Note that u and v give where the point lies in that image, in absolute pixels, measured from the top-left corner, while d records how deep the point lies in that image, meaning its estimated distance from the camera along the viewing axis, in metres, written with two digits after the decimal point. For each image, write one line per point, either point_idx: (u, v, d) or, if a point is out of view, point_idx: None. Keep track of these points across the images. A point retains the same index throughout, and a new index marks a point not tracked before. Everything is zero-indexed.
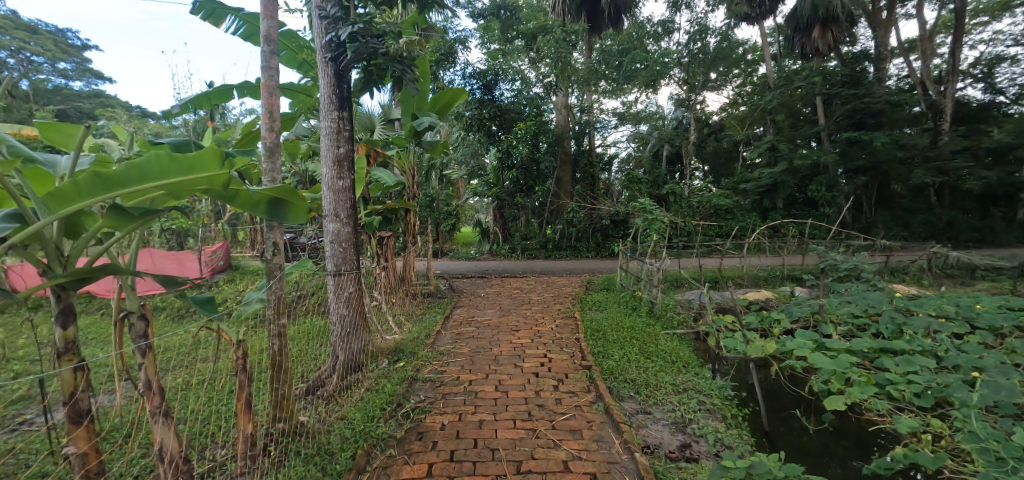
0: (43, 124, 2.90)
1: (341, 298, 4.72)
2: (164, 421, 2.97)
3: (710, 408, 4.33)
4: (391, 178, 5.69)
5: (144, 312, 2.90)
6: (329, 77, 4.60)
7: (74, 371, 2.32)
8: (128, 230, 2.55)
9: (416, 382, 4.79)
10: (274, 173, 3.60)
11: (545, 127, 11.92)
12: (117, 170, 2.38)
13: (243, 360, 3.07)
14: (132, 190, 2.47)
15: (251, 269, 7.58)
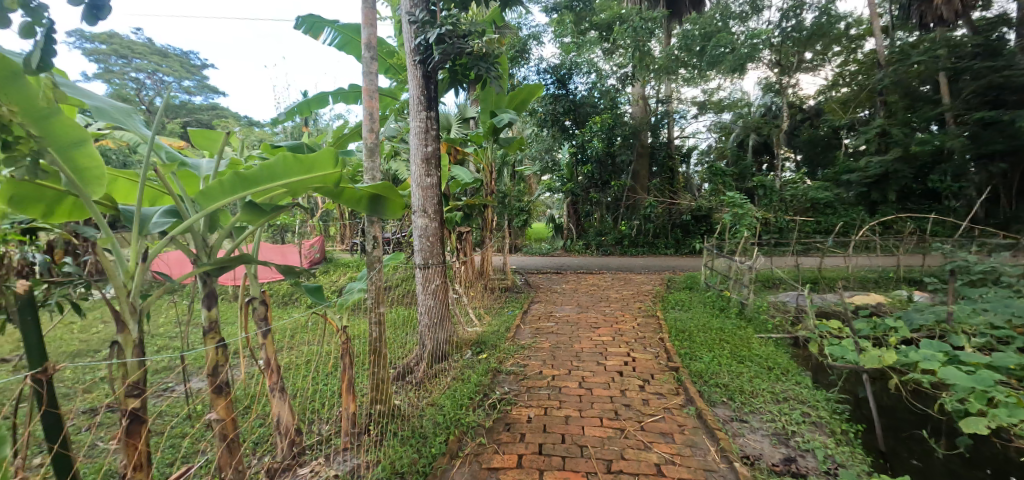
0: (193, 131, 3.38)
1: (428, 290, 4.96)
2: (283, 395, 3.40)
3: (817, 421, 3.95)
4: (467, 175, 5.80)
5: (264, 299, 3.27)
6: (418, 79, 4.84)
7: (216, 348, 2.68)
8: (259, 223, 2.90)
9: (500, 374, 4.91)
10: (375, 171, 3.87)
11: (621, 120, 11.60)
12: (252, 171, 2.73)
13: (346, 343, 3.38)
14: (262, 188, 2.82)
15: (344, 261, 8.25)
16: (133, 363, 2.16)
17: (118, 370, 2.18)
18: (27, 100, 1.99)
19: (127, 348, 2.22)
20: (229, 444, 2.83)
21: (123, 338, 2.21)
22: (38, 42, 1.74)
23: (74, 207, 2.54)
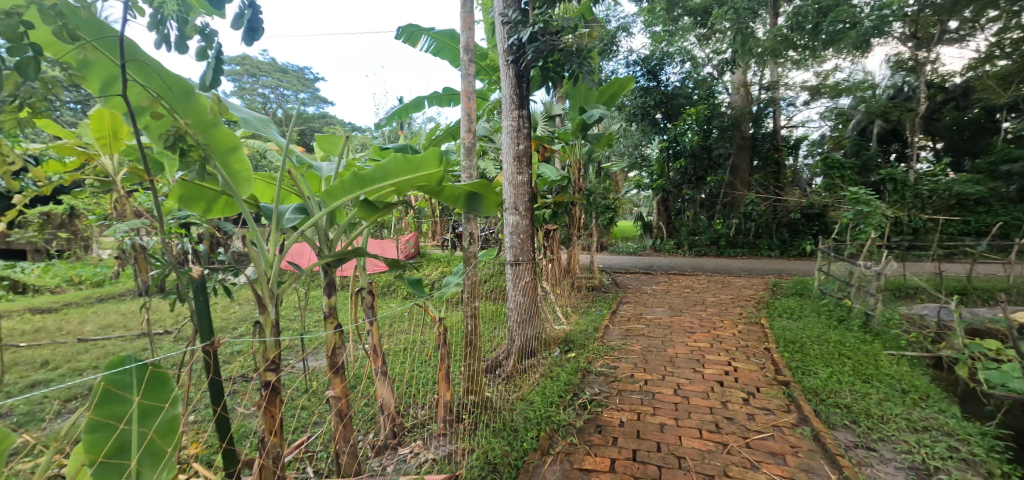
0: (317, 136, 3.64)
1: (518, 287, 4.87)
2: (386, 376, 3.49)
3: (969, 458, 3.32)
4: (554, 173, 5.78)
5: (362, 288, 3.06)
6: (511, 78, 4.87)
7: (334, 332, 2.83)
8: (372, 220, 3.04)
9: (590, 374, 4.75)
10: (470, 170, 3.87)
11: (718, 110, 10.81)
12: (368, 173, 2.89)
13: (443, 334, 3.48)
14: (376, 188, 2.97)
15: (436, 256, 8.62)
16: (270, 341, 2.32)
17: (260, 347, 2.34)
18: (195, 114, 2.32)
19: (266, 328, 2.37)
20: (344, 421, 2.93)
21: (262, 319, 2.38)
22: (209, 65, 2.00)
23: (226, 203, 2.96)
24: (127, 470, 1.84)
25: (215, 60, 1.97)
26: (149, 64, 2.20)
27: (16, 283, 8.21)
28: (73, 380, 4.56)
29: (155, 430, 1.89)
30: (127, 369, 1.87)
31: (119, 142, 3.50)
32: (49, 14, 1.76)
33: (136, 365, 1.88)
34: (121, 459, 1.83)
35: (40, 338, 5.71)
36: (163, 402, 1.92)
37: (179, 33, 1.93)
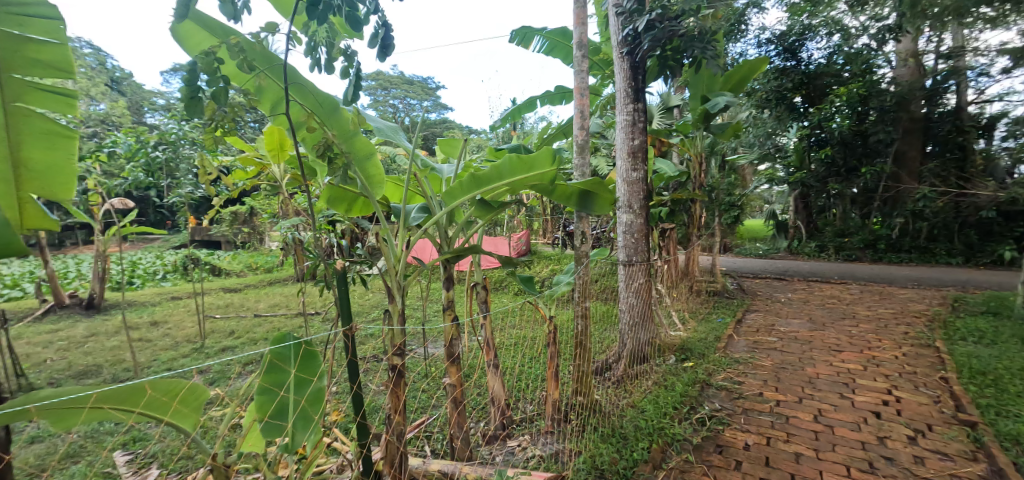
0: (438, 142, 3.43)
1: (630, 288, 4.35)
2: (496, 369, 3.25)
3: None
4: (670, 169, 5.38)
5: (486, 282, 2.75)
6: (625, 71, 4.37)
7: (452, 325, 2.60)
8: (488, 218, 2.67)
9: (709, 387, 4.24)
10: (584, 167, 3.25)
11: (878, 88, 9.16)
12: (484, 173, 2.51)
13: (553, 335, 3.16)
14: (491, 187, 2.59)
15: (547, 255, 8.50)
16: (397, 328, 2.24)
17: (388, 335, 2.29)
18: (339, 126, 2.47)
19: (394, 317, 2.32)
20: (458, 405, 2.75)
21: (391, 309, 2.33)
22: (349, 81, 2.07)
23: (364, 203, 3.12)
24: (284, 431, 1.98)
25: (355, 78, 2.04)
26: (303, 85, 2.36)
27: (213, 267, 9.84)
28: (251, 348, 5.02)
29: (306, 398, 2.04)
30: (288, 343, 2.06)
31: (285, 152, 4.03)
32: (234, 50, 1.97)
33: (294, 342, 2.06)
34: (280, 422, 1.98)
35: (229, 311, 6.70)
36: (314, 373, 2.08)
37: (327, 57, 2.02)
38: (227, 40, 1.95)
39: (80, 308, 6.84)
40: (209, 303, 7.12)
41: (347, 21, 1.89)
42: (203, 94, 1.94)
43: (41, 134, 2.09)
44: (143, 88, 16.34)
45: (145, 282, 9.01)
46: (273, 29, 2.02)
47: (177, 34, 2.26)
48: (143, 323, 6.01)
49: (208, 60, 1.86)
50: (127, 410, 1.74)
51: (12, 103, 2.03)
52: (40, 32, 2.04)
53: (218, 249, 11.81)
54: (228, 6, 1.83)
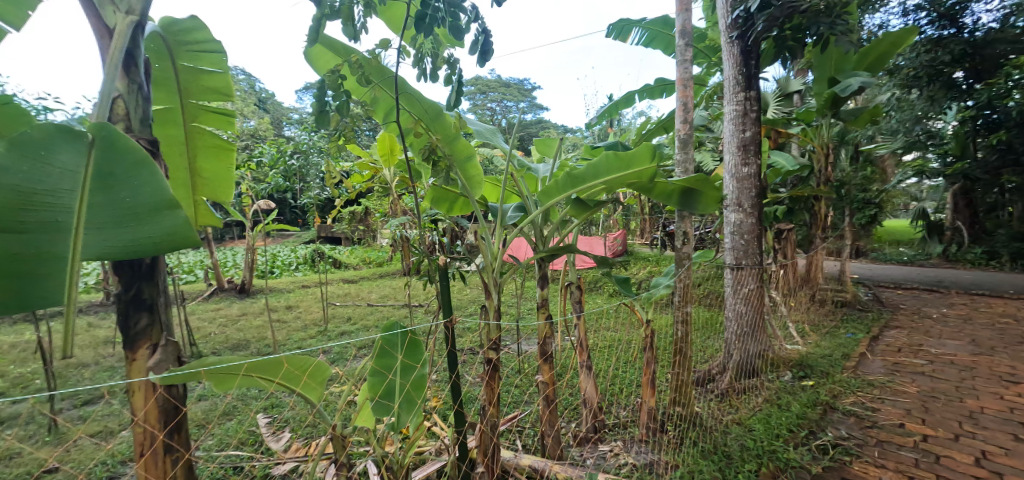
0: (534, 141, 2.93)
1: (739, 294, 3.80)
2: (590, 370, 2.71)
3: None
4: (788, 162, 4.76)
5: (582, 282, 2.53)
6: (735, 56, 3.85)
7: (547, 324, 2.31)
8: (586, 219, 2.30)
9: (834, 412, 3.58)
10: (686, 163, 2.78)
11: None
12: (579, 172, 2.14)
13: (650, 338, 2.53)
14: (591, 188, 2.23)
15: (647, 255, 8.02)
16: (493, 322, 2.04)
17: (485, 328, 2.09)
18: (442, 127, 2.31)
19: (490, 312, 2.12)
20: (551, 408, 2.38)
21: (487, 305, 2.14)
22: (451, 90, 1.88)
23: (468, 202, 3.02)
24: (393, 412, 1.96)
25: (457, 84, 1.85)
26: (409, 91, 2.22)
27: (334, 261, 10.74)
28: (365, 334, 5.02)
29: (412, 381, 2.00)
30: (395, 332, 2.02)
31: (394, 156, 4.14)
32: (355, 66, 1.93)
33: (401, 330, 2.01)
34: (389, 403, 1.96)
35: (345, 298, 6.90)
36: (417, 363, 2.03)
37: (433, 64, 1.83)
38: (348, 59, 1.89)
39: (232, 292, 7.73)
40: (332, 291, 7.55)
41: (448, 28, 1.66)
42: (331, 108, 1.93)
43: (212, 151, 2.17)
44: (281, 105, 18.44)
45: (280, 273, 10.00)
46: (386, 45, 1.93)
47: (308, 57, 2.31)
48: (282, 306, 6.50)
49: (334, 77, 1.82)
50: (268, 380, 1.78)
51: (190, 124, 2.11)
52: (210, 62, 2.01)
53: (338, 245, 12.85)
54: (350, 28, 1.68)
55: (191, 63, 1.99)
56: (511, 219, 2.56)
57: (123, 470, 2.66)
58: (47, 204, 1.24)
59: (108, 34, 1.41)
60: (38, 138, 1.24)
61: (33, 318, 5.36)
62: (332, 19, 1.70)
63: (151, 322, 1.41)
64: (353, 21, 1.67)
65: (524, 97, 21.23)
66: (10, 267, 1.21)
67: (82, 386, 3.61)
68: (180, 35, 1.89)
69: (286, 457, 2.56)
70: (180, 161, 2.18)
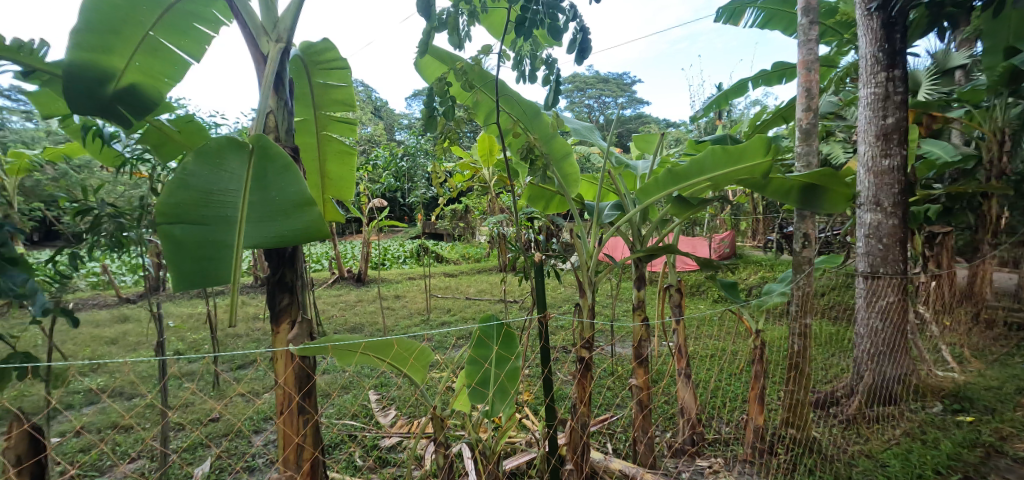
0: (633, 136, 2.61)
1: (874, 307, 3.04)
2: (688, 379, 2.33)
3: None
4: (947, 152, 3.92)
5: (683, 286, 2.27)
6: (873, 31, 3.02)
7: (642, 327, 2.04)
8: (686, 218, 2.05)
9: (998, 458, 2.61)
10: (809, 157, 2.34)
11: None
12: (681, 168, 1.91)
13: (760, 351, 2.15)
14: (692, 186, 1.99)
15: (761, 259, 7.25)
16: (586, 321, 1.88)
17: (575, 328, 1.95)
18: (540, 126, 2.12)
19: (583, 311, 1.96)
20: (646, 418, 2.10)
21: (581, 303, 1.98)
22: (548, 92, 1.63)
23: (562, 201, 2.79)
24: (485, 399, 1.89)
25: (554, 82, 1.58)
26: (509, 91, 2.06)
27: (436, 256, 11.16)
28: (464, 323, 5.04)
29: (506, 373, 1.90)
30: (490, 324, 1.89)
31: (493, 156, 4.11)
32: (460, 74, 1.81)
33: (497, 322, 1.90)
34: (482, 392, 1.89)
35: (446, 291, 7.18)
36: (512, 354, 1.93)
37: (530, 65, 1.61)
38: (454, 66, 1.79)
39: (350, 281, 8.36)
40: (434, 284, 7.85)
41: (547, 27, 1.44)
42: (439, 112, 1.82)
43: (336, 155, 2.22)
44: (391, 111, 19.68)
45: (391, 265, 10.66)
46: (488, 51, 1.75)
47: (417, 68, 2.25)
48: (389, 295, 6.81)
49: (441, 84, 1.71)
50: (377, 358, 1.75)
51: (320, 132, 2.18)
52: (339, 77, 2.07)
53: (441, 241, 13.37)
54: (456, 37, 1.56)
55: (323, 80, 2.06)
56: (606, 218, 2.30)
57: (265, 426, 2.85)
58: (221, 202, 1.31)
59: (263, 61, 1.45)
60: (217, 147, 1.32)
61: (202, 294, 6.22)
62: (442, 32, 1.57)
63: (292, 301, 1.41)
64: (459, 30, 1.54)
65: (623, 92, 20.40)
66: (193, 252, 1.26)
67: (239, 350, 3.93)
68: (316, 55, 1.99)
69: (394, 429, 2.64)
70: (313, 165, 2.25)
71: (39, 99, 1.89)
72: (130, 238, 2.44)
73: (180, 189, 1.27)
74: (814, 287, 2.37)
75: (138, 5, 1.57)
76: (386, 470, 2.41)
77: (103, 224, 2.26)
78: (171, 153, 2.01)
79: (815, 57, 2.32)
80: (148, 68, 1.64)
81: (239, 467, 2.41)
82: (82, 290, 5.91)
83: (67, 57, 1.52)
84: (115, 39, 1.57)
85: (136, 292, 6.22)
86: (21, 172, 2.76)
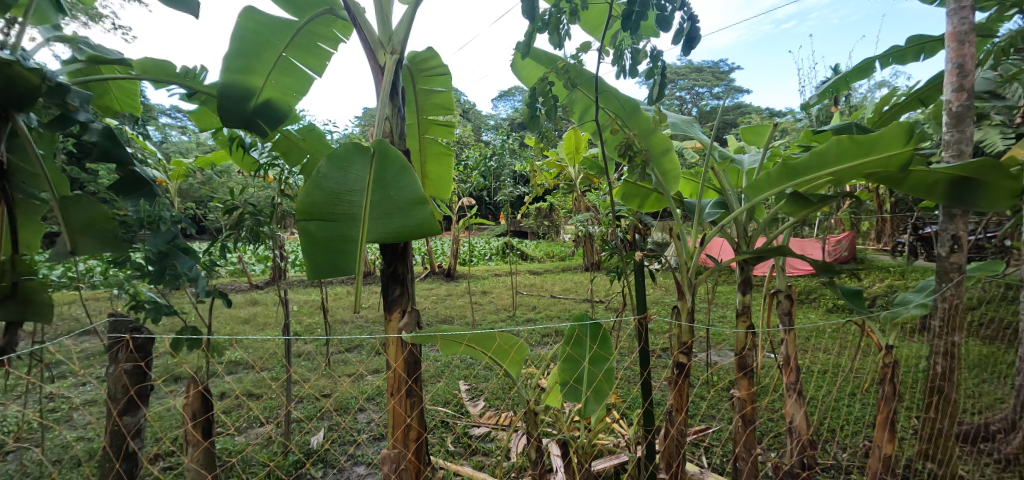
0: (738, 128, 2.41)
1: None
2: (798, 395, 2.00)
3: None
4: None
5: (794, 292, 2.04)
6: None
7: (745, 334, 1.88)
8: (804, 217, 1.87)
9: None
10: (964, 143, 1.98)
11: None
12: (797, 162, 1.76)
13: (892, 370, 1.88)
14: (810, 182, 1.81)
15: (887, 264, 6.43)
16: (685, 325, 1.80)
17: (674, 333, 1.86)
18: (639, 121, 2.07)
19: (681, 314, 1.86)
20: (749, 437, 1.91)
21: (679, 306, 1.89)
22: (654, 82, 1.56)
23: (657, 199, 2.70)
24: (580, 397, 1.89)
25: (659, 74, 1.52)
26: (608, 88, 2.03)
27: (522, 253, 11.28)
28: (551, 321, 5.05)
29: (600, 374, 1.87)
30: (585, 323, 1.85)
31: (579, 154, 4.01)
32: (561, 74, 1.81)
33: (591, 322, 1.85)
34: (577, 390, 1.89)
35: (532, 289, 7.24)
36: (608, 354, 1.88)
37: (631, 59, 1.53)
38: (553, 66, 1.79)
39: (441, 276, 8.70)
40: (520, 281, 7.95)
41: (653, 18, 1.37)
42: (541, 112, 1.82)
43: (437, 157, 2.33)
44: (480, 113, 20.19)
45: (478, 262, 10.97)
46: (586, 48, 1.69)
47: (516, 69, 2.26)
48: (478, 291, 7.01)
49: (543, 83, 1.72)
50: (480, 352, 1.79)
51: (424, 135, 2.28)
52: (439, 82, 2.16)
53: (526, 239, 13.47)
54: (555, 36, 1.53)
55: (425, 86, 2.16)
56: (708, 217, 2.16)
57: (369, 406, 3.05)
58: (348, 200, 1.45)
59: (380, 72, 1.55)
60: (344, 152, 1.46)
61: (314, 283, 6.85)
62: (542, 32, 1.56)
63: (402, 292, 1.49)
64: (559, 29, 1.53)
65: (718, 81, 19.00)
66: (325, 245, 1.42)
67: (346, 335, 4.25)
68: (419, 62, 2.09)
69: (483, 420, 2.73)
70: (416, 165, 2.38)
71: (198, 116, 2.22)
72: (265, 234, 2.82)
73: (316, 189, 1.43)
74: (965, 299, 2.03)
75: (272, 29, 1.75)
76: (476, 458, 2.48)
77: (244, 221, 2.66)
78: (296, 159, 2.24)
79: (969, 27, 1.96)
80: (282, 84, 1.85)
81: (345, 440, 2.60)
82: (221, 277, 6.76)
83: (221, 79, 1.74)
84: (255, 61, 1.77)
85: (262, 279, 7.01)
86: (177, 176, 3.20)
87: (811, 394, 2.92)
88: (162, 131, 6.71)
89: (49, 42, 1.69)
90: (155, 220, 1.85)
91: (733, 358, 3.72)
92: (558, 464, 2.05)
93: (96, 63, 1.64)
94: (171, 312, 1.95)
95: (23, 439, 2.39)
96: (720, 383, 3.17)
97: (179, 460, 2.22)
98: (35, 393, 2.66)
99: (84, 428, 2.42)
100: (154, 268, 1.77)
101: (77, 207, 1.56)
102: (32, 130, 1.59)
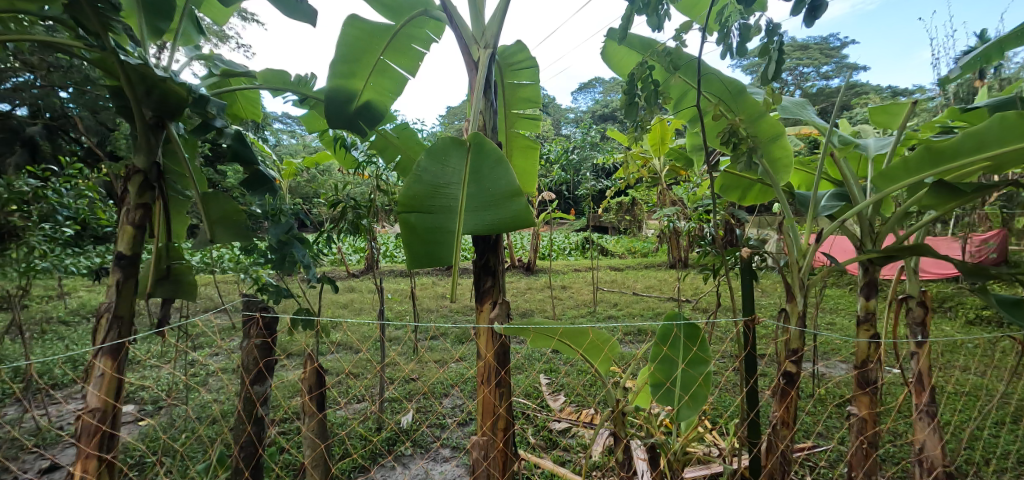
0: (865, 109, 2.11)
1: None
2: (933, 419, 1.75)
3: None
4: None
5: (929, 299, 1.77)
6: None
7: (869, 344, 1.68)
8: (945, 209, 1.65)
9: None
10: None
11: None
12: (947, 144, 1.53)
13: None
14: (956, 169, 1.59)
15: None
16: (795, 329, 1.65)
17: (780, 339, 1.72)
18: (746, 106, 1.92)
19: (790, 318, 1.71)
20: (867, 456, 1.71)
21: (787, 309, 1.72)
22: (767, 60, 1.44)
23: (761, 191, 2.48)
24: (673, 402, 1.81)
25: (776, 50, 1.39)
26: (710, 71, 1.90)
27: (604, 249, 11.07)
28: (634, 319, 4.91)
29: (692, 376, 1.78)
30: (679, 323, 1.75)
31: (665, 143, 3.81)
32: (660, 57, 1.72)
33: (686, 321, 1.75)
34: (667, 393, 1.81)
35: (615, 285, 7.08)
36: (706, 356, 1.78)
37: (741, 36, 1.42)
38: (652, 49, 1.71)
39: (521, 270, 8.78)
40: (601, 277, 7.81)
41: None
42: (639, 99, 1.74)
43: (521, 150, 2.29)
44: (561, 107, 20.17)
45: (558, 258, 10.90)
46: (687, 29, 1.60)
47: (607, 55, 2.18)
48: (559, 286, 6.98)
49: (642, 70, 1.64)
50: (570, 347, 1.76)
51: (510, 130, 2.27)
52: (527, 76, 2.16)
53: (608, 234, 13.21)
54: (655, 18, 1.44)
55: (513, 80, 2.16)
56: (824, 211, 1.95)
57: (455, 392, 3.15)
58: (445, 193, 1.49)
59: (474, 66, 1.56)
60: (442, 145, 1.49)
61: (403, 273, 7.25)
62: (641, 14, 1.47)
63: (493, 284, 1.50)
64: (658, 10, 1.43)
65: (827, 58, 17.16)
66: (424, 235, 1.47)
67: (435, 324, 4.42)
68: (508, 57, 2.11)
69: (563, 414, 2.70)
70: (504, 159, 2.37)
71: (307, 119, 2.40)
72: (363, 225, 2.99)
73: (417, 183, 1.49)
74: None
75: (374, 33, 1.83)
76: (557, 452, 2.45)
77: (346, 213, 2.84)
78: (391, 156, 2.33)
79: None
80: (381, 85, 1.95)
81: (432, 423, 2.70)
82: (323, 265, 7.36)
83: (328, 84, 1.86)
84: (358, 64, 1.87)
85: (357, 268, 7.54)
86: (289, 175, 3.50)
87: (947, 418, 2.55)
88: (277, 136, 7.44)
89: (191, 60, 1.90)
90: (276, 212, 2.04)
91: (845, 369, 3.35)
92: (644, 467, 1.97)
93: (228, 76, 1.80)
94: (289, 296, 2.12)
95: (172, 398, 2.77)
96: (829, 396, 2.88)
97: (292, 427, 2.44)
98: (181, 360, 3.09)
99: (217, 392, 2.76)
100: (275, 256, 1.94)
101: (215, 201, 1.75)
102: (181, 135, 1.79)
